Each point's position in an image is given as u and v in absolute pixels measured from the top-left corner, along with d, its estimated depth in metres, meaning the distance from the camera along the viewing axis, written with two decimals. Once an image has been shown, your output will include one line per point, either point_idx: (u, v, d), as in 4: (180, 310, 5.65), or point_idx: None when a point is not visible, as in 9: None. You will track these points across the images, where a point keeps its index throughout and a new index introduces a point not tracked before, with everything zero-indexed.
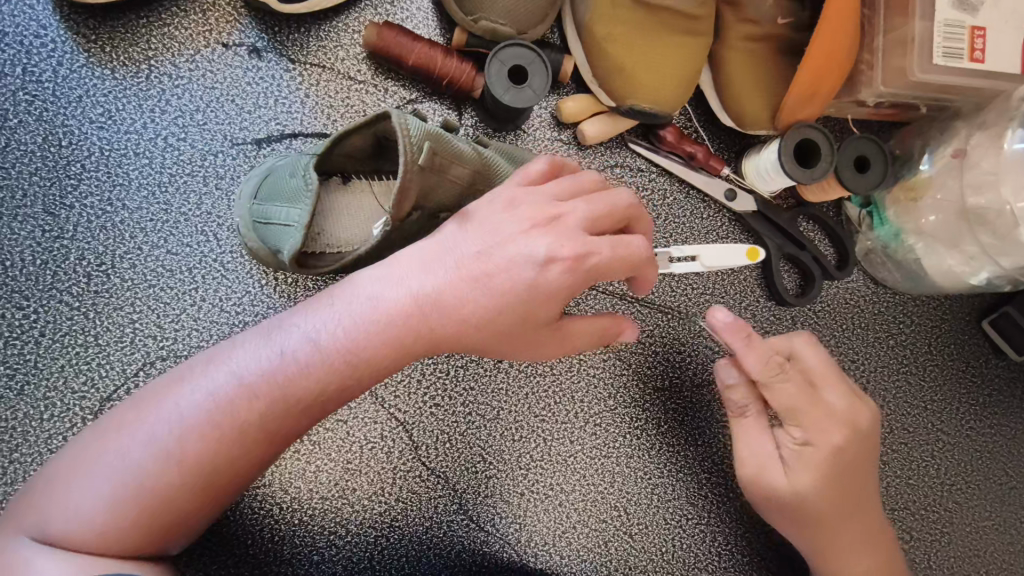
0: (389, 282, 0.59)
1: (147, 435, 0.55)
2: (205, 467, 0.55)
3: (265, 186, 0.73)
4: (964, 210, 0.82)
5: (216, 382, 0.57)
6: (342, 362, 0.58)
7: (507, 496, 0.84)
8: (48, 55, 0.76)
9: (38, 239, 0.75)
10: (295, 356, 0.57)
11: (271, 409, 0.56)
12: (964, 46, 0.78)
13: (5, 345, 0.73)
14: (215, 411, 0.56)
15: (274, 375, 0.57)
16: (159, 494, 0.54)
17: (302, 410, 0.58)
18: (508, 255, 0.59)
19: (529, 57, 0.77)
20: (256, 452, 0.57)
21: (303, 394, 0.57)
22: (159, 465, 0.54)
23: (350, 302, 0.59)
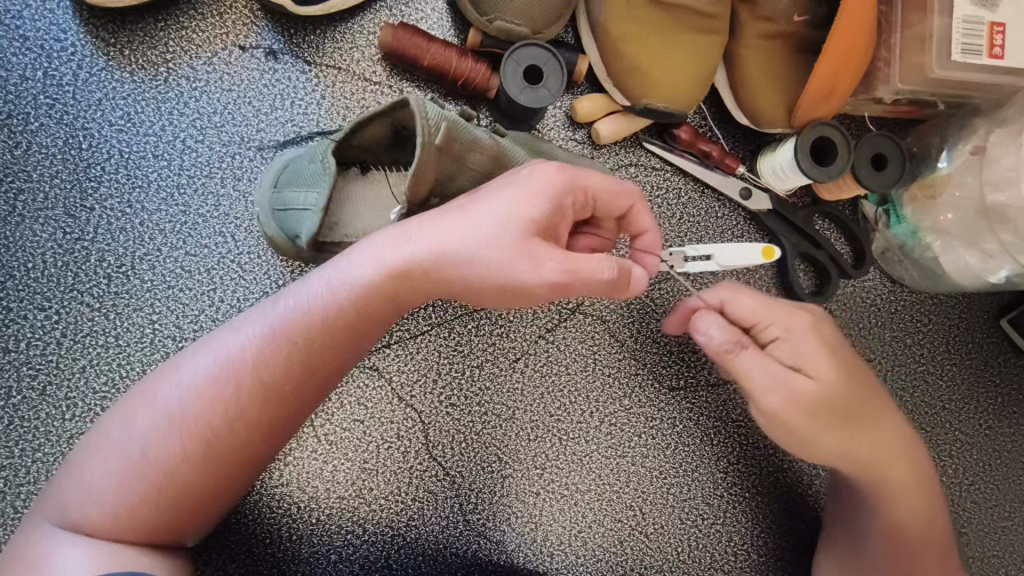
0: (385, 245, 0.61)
1: (152, 415, 0.57)
2: (212, 435, 0.57)
3: (285, 172, 0.74)
4: (984, 207, 0.82)
5: (219, 352, 0.59)
6: (335, 327, 0.60)
7: (523, 496, 0.84)
8: (68, 60, 0.77)
9: (59, 241, 0.76)
10: (290, 328, 0.60)
11: (269, 376, 0.58)
12: (983, 42, 0.77)
13: (27, 346, 0.74)
14: (219, 377, 0.58)
15: (276, 338, 0.59)
16: (169, 468, 0.56)
17: (304, 374, 0.60)
18: (493, 185, 0.62)
19: (545, 57, 0.77)
20: (257, 421, 0.59)
21: (300, 361, 0.59)
22: (170, 438, 0.56)
23: (345, 268, 0.61)
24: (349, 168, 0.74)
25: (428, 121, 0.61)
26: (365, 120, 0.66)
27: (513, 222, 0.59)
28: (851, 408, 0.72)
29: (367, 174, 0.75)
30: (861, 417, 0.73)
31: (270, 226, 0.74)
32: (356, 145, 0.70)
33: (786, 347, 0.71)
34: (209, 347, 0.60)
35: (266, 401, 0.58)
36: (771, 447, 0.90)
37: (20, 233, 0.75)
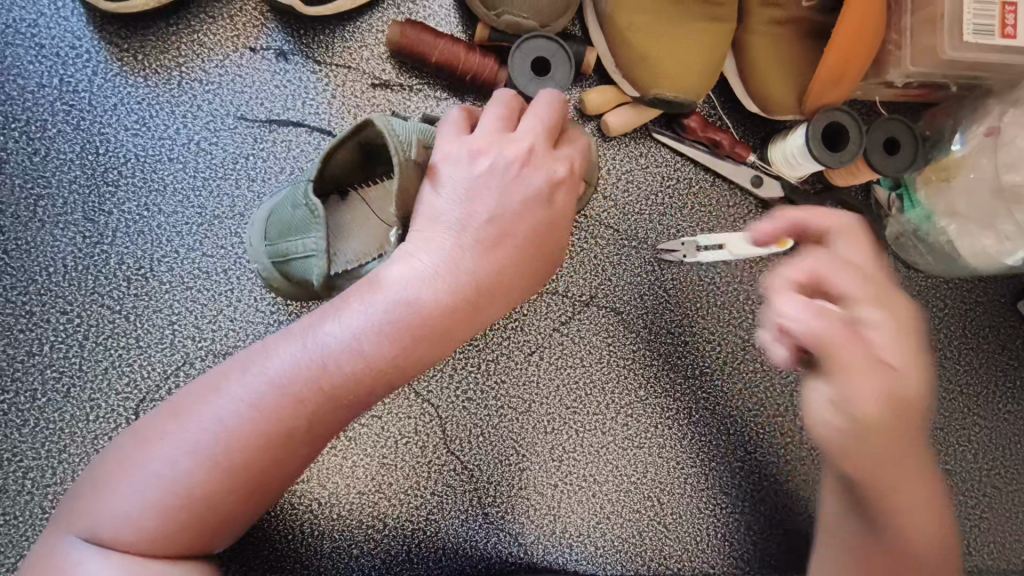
0: (425, 276, 0.59)
1: (190, 441, 0.55)
2: (254, 472, 0.55)
3: (273, 221, 0.74)
4: (999, 188, 0.82)
5: (254, 386, 0.56)
6: (383, 360, 0.58)
7: (541, 488, 0.84)
8: (83, 66, 0.78)
9: (79, 245, 0.77)
10: (336, 360, 0.56)
11: (313, 411, 0.56)
12: (994, 22, 0.76)
13: (50, 349, 0.76)
14: (257, 414, 0.55)
15: (316, 379, 0.56)
16: (206, 497, 0.54)
17: (347, 409, 0.58)
18: (514, 205, 0.63)
19: (552, 49, 0.78)
20: (301, 452, 0.57)
21: (346, 392, 0.57)
22: (207, 472, 0.54)
23: (386, 301, 0.58)
24: (329, 200, 0.74)
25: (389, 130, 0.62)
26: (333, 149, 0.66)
27: (545, 245, 0.65)
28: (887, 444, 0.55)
29: (348, 200, 0.75)
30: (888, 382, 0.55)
31: (275, 275, 0.74)
32: (331, 177, 0.70)
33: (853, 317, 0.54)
34: (243, 376, 0.57)
35: (305, 438, 0.56)
36: (788, 434, 0.90)
37: (40, 239, 0.76)
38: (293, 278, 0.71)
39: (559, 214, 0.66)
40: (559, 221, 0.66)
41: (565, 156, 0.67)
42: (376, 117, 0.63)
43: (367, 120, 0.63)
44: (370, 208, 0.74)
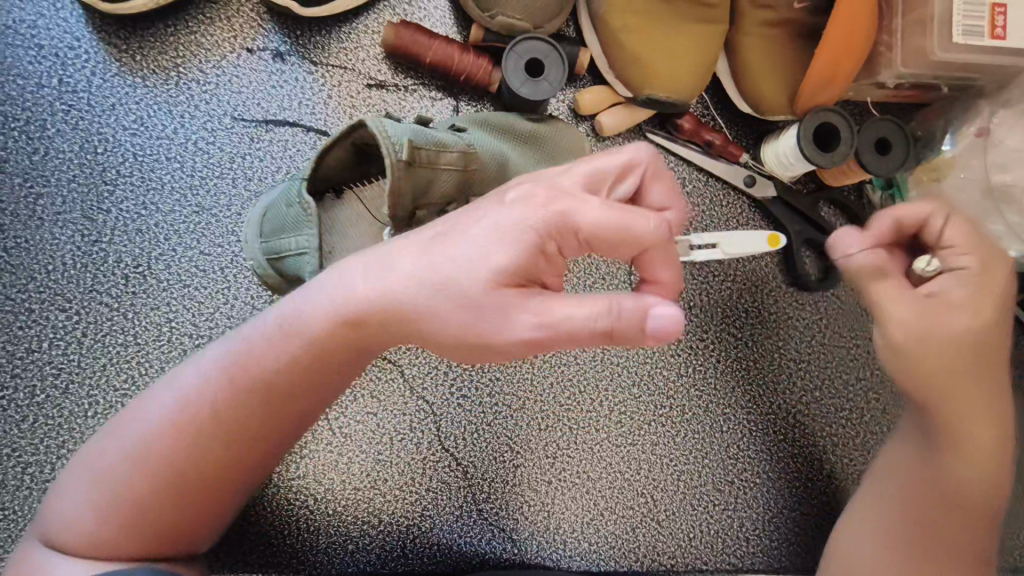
0: (348, 277, 0.56)
1: (122, 436, 0.57)
2: (204, 458, 0.57)
3: (268, 217, 0.75)
4: (988, 188, 0.83)
5: (194, 377, 0.57)
6: (304, 354, 0.56)
7: (535, 485, 0.85)
8: (82, 66, 0.79)
9: (78, 243, 0.78)
10: (252, 351, 0.57)
11: (237, 401, 0.56)
12: (984, 24, 0.77)
13: (49, 346, 0.77)
14: (183, 408, 0.56)
15: (233, 372, 0.57)
16: (141, 487, 0.56)
17: (274, 398, 0.57)
18: (550, 228, 0.52)
19: (546, 50, 0.78)
20: (237, 440, 0.57)
21: (267, 383, 0.56)
22: (137, 462, 0.56)
23: (299, 302, 0.57)
24: (323, 197, 0.75)
25: (381, 129, 0.63)
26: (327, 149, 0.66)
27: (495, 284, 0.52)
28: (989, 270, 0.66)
29: (342, 197, 0.76)
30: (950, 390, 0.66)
31: (269, 272, 0.75)
32: (325, 176, 0.71)
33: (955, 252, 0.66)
34: (187, 368, 0.59)
35: (257, 423, 0.58)
36: (781, 433, 0.90)
37: (39, 237, 0.77)
38: (287, 276, 0.73)
39: (525, 269, 0.52)
40: (519, 271, 0.52)
41: (580, 209, 0.52)
42: (369, 116, 0.64)
43: (361, 120, 0.64)
44: (364, 206, 0.76)
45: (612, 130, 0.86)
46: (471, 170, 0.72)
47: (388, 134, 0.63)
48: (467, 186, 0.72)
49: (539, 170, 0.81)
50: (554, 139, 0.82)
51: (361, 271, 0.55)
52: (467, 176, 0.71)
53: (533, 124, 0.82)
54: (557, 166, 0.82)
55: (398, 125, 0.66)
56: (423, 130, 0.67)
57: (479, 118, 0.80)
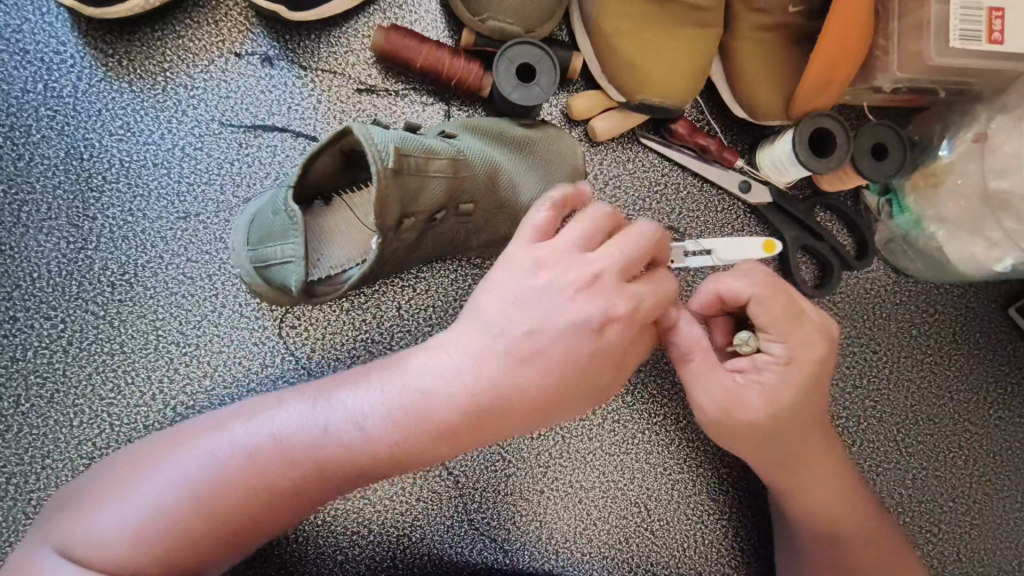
0: (443, 369, 0.57)
1: (181, 474, 0.55)
2: (235, 523, 0.55)
3: (254, 225, 0.73)
4: (987, 195, 0.80)
5: (259, 433, 0.57)
6: (381, 448, 0.56)
7: (527, 494, 0.84)
8: (68, 71, 0.78)
9: (63, 250, 0.77)
10: (335, 431, 0.56)
11: (305, 476, 0.56)
12: (982, 28, 0.75)
13: (34, 354, 0.76)
14: (252, 463, 0.55)
15: (317, 444, 0.56)
16: (185, 535, 0.53)
17: (339, 479, 0.57)
18: (556, 329, 0.57)
19: (537, 54, 0.77)
20: (289, 511, 0.57)
21: (340, 466, 0.56)
22: (191, 508, 0.54)
23: (403, 384, 0.57)
24: (311, 204, 0.74)
25: (367, 137, 0.62)
26: (314, 157, 0.65)
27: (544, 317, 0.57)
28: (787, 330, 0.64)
29: (331, 203, 0.75)
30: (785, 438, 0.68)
31: (256, 280, 0.74)
32: (313, 183, 0.70)
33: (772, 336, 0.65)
34: (257, 421, 0.58)
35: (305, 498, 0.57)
36: None
37: (24, 244, 0.76)
38: (274, 284, 0.72)
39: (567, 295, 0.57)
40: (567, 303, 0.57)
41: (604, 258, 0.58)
42: (355, 123, 0.63)
43: (348, 127, 0.63)
44: (353, 213, 0.75)
45: (605, 135, 0.85)
46: (461, 177, 0.71)
47: (375, 141, 0.62)
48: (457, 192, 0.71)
49: (530, 176, 0.80)
50: (546, 146, 0.81)
51: (438, 364, 0.57)
52: (456, 183, 0.70)
53: (524, 130, 0.81)
54: (548, 172, 0.81)
55: (385, 132, 0.65)
56: (410, 137, 0.66)
57: (469, 123, 0.79)
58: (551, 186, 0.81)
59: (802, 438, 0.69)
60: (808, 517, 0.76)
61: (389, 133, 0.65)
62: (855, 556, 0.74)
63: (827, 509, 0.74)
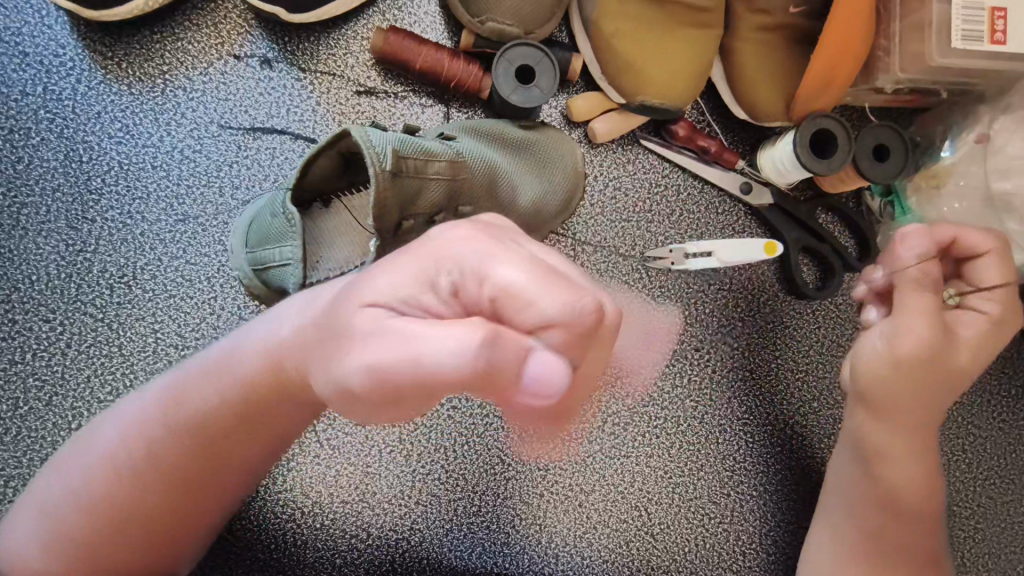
0: (275, 325, 0.53)
1: (69, 477, 0.57)
2: (132, 512, 0.57)
3: (253, 228, 0.73)
4: (989, 196, 0.81)
5: (119, 427, 0.58)
6: (229, 408, 0.54)
7: (527, 497, 0.83)
8: (67, 74, 0.78)
9: (62, 253, 0.77)
10: (179, 400, 0.56)
11: (179, 449, 0.56)
12: (983, 28, 0.75)
13: (33, 357, 0.75)
14: (129, 450, 0.56)
15: (170, 421, 0.56)
16: (91, 532, 0.56)
17: (210, 448, 0.56)
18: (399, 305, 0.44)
19: (537, 56, 0.77)
20: (175, 491, 0.58)
21: (198, 437, 0.55)
22: (76, 508, 0.56)
23: (234, 348, 0.55)
24: (310, 206, 0.74)
25: (365, 139, 0.62)
26: (313, 157, 0.65)
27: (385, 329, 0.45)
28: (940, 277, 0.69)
29: (329, 206, 0.74)
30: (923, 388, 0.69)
31: (255, 283, 0.74)
32: (311, 184, 0.70)
33: (986, 294, 0.70)
34: (116, 419, 0.59)
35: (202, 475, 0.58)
36: (778, 444, 0.89)
37: (24, 247, 0.76)
38: (273, 286, 0.71)
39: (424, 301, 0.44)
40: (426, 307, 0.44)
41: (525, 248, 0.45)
42: (353, 125, 0.63)
43: (345, 129, 0.63)
44: (351, 215, 0.74)
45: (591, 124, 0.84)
46: (460, 178, 0.70)
47: (372, 143, 0.62)
48: (455, 195, 0.71)
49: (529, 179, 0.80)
50: (544, 147, 0.82)
51: (285, 315, 0.53)
52: (455, 185, 0.70)
53: (524, 132, 0.81)
54: (546, 175, 0.81)
55: (383, 134, 0.65)
56: (409, 139, 0.66)
57: (469, 125, 0.79)
58: (547, 189, 0.81)
59: (931, 398, 0.70)
60: (868, 483, 0.72)
61: (387, 134, 0.64)
62: (909, 529, 0.71)
63: (910, 486, 0.71)
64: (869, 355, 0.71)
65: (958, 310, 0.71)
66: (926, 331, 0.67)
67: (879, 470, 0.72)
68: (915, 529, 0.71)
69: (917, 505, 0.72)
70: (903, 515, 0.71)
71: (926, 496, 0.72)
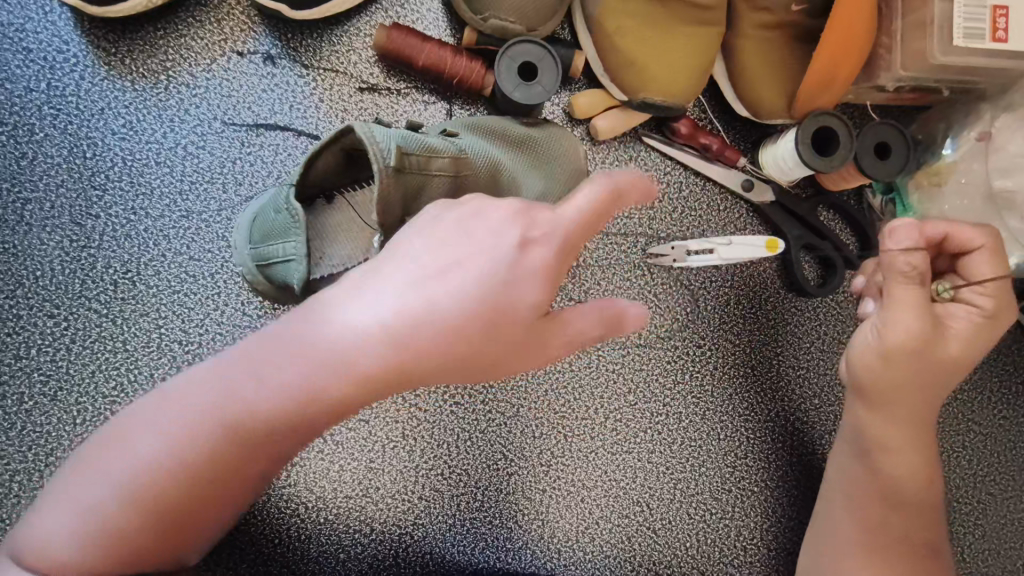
0: (376, 306, 0.50)
1: (116, 473, 0.51)
2: (186, 500, 0.52)
3: (257, 224, 0.74)
4: (990, 193, 0.81)
5: (196, 409, 0.51)
6: (302, 392, 0.50)
7: (529, 493, 0.84)
8: (71, 70, 0.78)
9: (66, 249, 0.77)
10: (257, 385, 0.51)
11: (232, 442, 0.51)
12: (986, 25, 0.75)
13: (38, 352, 0.76)
14: (187, 433, 0.51)
15: (223, 412, 0.50)
16: (142, 520, 0.51)
17: (286, 433, 0.52)
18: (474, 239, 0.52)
19: (538, 53, 0.77)
20: (229, 482, 0.53)
21: (269, 425, 0.51)
22: (122, 503, 0.50)
23: (318, 324, 0.50)
24: (313, 203, 0.75)
25: (369, 135, 0.62)
26: (317, 154, 0.65)
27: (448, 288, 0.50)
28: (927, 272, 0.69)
29: (332, 203, 0.75)
30: (914, 381, 0.69)
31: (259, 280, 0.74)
32: (315, 181, 0.70)
33: (978, 289, 0.70)
34: (192, 395, 0.52)
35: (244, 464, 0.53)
36: (779, 440, 0.89)
37: (28, 243, 0.77)
38: (277, 282, 0.72)
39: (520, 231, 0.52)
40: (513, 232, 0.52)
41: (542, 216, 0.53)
42: (357, 122, 0.63)
43: (349, 125, 0.63)
44: (355, 212, 0.75)
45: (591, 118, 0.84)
46: (464, 175, 0.71)
47: (377, 140, 0.62)
48: (459, 191, 0.71)
49: (534, 176, 0.79)
50: (549, 145, 0.81)
51: (365, 302, 0.50)
52: (457, 182, 0.70)
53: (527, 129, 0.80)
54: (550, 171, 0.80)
55: (387, 130, 0.65)
56: (413, 136, 0.66)
57: (472, 122, 0.79)
58: (555, 185, 0.80)
59: (928, 391, 0.70)
60: (868, 474, 0.73)
61: (392, 131, 0.65)
62: (908, 521, 0.71)
63: (908, 476, 0.72)
64: (860, 347, 0.71)
65: (950, 304, 0.70)
66: (913, 322, 0.67)
67: (874, 455, 0.73)
68: (914, 519, 0.71)
69: (916, 493, 0.72)
70: (894, 505, 0.71)
71: (926, 485, 0.73)
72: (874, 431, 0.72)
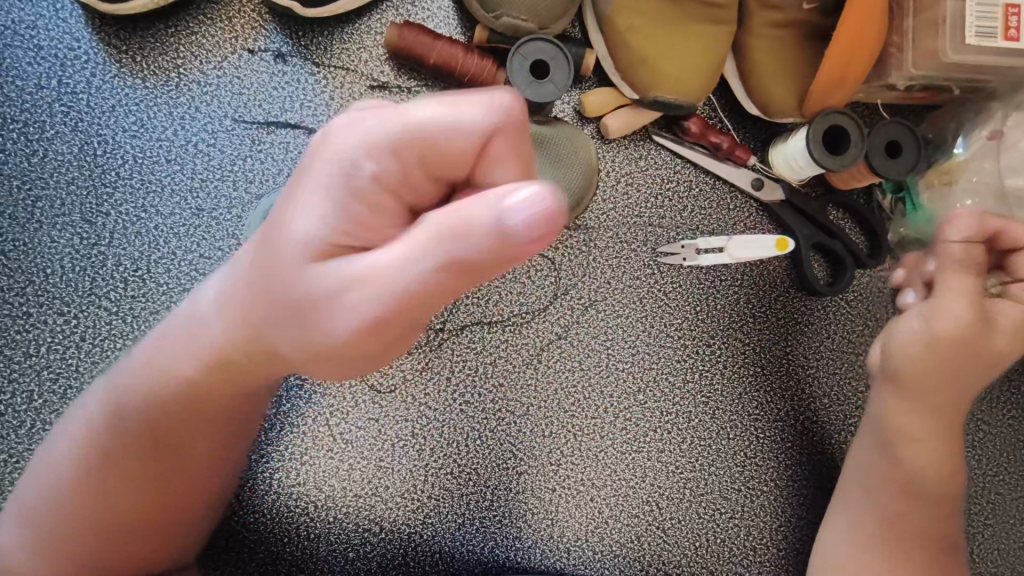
0: (204, 332, 0.60)
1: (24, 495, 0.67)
2: (115, 512, 0.67)
3: None
4: (1001, 192, 0.81)
5: (78, 431, 0.66)
6: (134, 419, 0.64)
7: (538, 492, 0.84)
8: (82, 67, 0.78)
9: (76, 246, 0.77)
10: (85, 424, 0.66)
11: (90, 462, 0.65)
12: (998, 25, 0.75)
13: (47, 350, 0.76)
14: (53, 475, 0.66)
15: (116, 428, 0.65)
16: (54, 539, 0.66)
17: (127, 452, 0.65)
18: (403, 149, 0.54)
19: (551, 51, 0.77)
20: (86, 519, 0.66)
21: (115, 443, 0.65)
22: (45, 511, 0.66)
23: (144, 362, 0.65)
24: None
25: None
26: None
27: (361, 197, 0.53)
28: (980, 261, 0.73)
29: None
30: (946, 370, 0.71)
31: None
32: None
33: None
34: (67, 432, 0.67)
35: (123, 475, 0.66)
36: (788, 440, 0.89)
37: (38, 240, 0.76)
38: None
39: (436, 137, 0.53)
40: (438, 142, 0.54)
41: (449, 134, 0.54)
42: None
43: None
44: None
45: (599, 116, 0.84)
46: None
47: None
48: None
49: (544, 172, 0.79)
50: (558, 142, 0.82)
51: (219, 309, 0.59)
52: None
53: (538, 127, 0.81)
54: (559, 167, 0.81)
55: None
56: None
57: None
58: (563, 181, 0.81)
59: (958, 380, 0.72)
60: (884, 464, 0.75)
61: None
62: (922, 512, 0.73)
63: (928, 469, 0.73)
64: (905, 335, 0.74)
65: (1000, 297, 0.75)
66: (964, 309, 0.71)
67: (898, 450, 0.74)
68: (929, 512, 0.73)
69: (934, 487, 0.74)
70: (913, 501, 0.73)
71: (946, 479, 0.74)
72: (899, 418, 0.74)
